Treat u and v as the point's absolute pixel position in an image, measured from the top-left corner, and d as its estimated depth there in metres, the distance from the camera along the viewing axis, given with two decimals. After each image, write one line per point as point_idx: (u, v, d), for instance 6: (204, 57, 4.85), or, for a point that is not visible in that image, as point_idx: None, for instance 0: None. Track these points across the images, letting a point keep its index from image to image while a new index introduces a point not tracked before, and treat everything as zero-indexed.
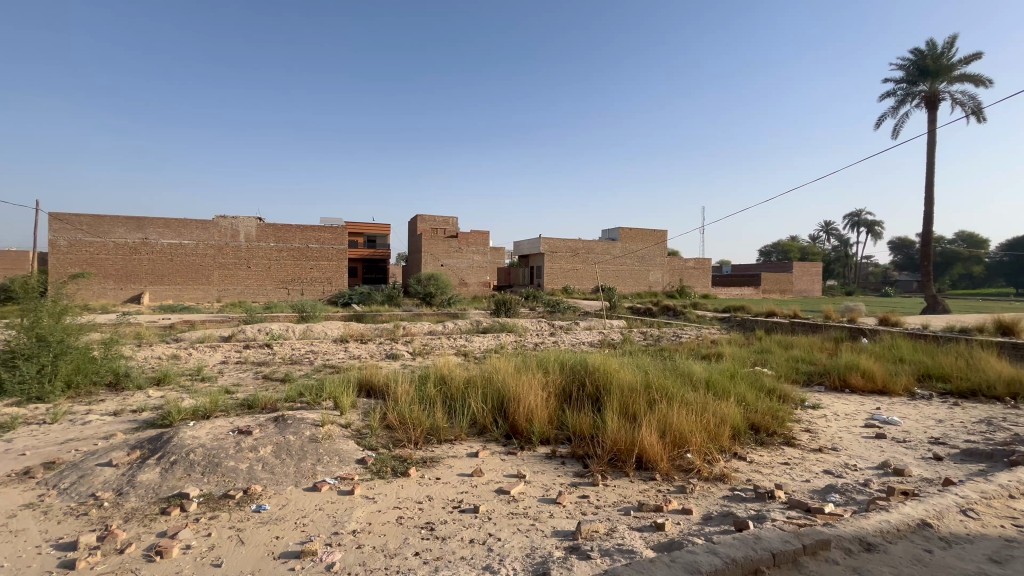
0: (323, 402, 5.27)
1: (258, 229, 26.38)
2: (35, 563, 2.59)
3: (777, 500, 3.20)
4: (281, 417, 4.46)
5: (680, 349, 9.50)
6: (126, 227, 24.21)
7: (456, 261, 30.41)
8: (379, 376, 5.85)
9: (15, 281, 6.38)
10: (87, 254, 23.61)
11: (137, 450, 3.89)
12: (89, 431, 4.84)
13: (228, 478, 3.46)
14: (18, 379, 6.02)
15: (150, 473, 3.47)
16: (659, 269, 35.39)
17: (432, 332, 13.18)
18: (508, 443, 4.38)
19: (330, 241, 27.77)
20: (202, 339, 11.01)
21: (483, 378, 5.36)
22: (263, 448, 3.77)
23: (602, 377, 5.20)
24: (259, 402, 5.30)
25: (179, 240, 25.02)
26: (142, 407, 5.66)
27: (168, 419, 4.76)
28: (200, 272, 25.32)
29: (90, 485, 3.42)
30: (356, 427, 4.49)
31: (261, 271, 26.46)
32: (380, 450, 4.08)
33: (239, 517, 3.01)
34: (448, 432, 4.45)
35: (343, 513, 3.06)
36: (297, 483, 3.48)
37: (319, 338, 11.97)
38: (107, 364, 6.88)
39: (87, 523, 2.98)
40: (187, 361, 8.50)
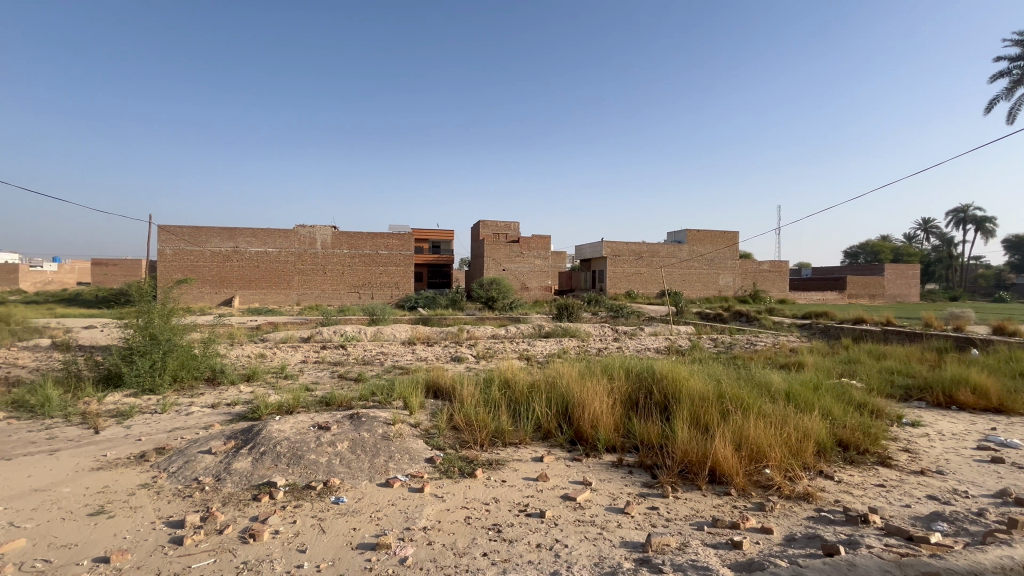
0: (393, 402, 5.50)
1: (333, 237, 28.09)
2: (150, 536, 2.91)
3: (872, 524, 2.92)
4: (356, 415, 4.71)
5: (755, 357, 8.94)
6: (220, 237, 26.68)
7: (518, 265, 30.67)
8: (445, 379, 6.01)
9: (132, 286, 7.25)
10: (188, 262, 26.28)
11: (232, 440, 4.27)
12: (191, 420, 5.38)
13: (309, 470, 3.71)
14: (135, 372, 6.83)
15: (244, 462, 3.81)
16: (729, 273, 33.61)
17: (495, 336, 13.36)
18: (573, 449, 4.34)
19: (397, 247, 28.99)
20: (285, 339, 11.92)
21: (548, 382, 5.36)
22: (340, 444, 4.00)
23: (670, 385, 5.03)
24: (336, 400, 5.64)
25: (265, 248, 27.18)
26: (235, 401, 6.22)
27: (258, 413, 5.20)
28: (282, 278, 27.38)
29: (194, 469, 3.81)
30: (424, 427, 4.64)
31: (336, 276, 28.15)
32: (447, 450, 4.19)
33: (320, 507, 3.22)
34: (512, 435, 4.48)
35: (413, 510, 3.17)
36: (371, 478, 3.66)
37: (389, 340, 12.51)
38: (206, 360, 7.62)
39: (191, 504, 3.31)
40: (273, 360, 9.24)
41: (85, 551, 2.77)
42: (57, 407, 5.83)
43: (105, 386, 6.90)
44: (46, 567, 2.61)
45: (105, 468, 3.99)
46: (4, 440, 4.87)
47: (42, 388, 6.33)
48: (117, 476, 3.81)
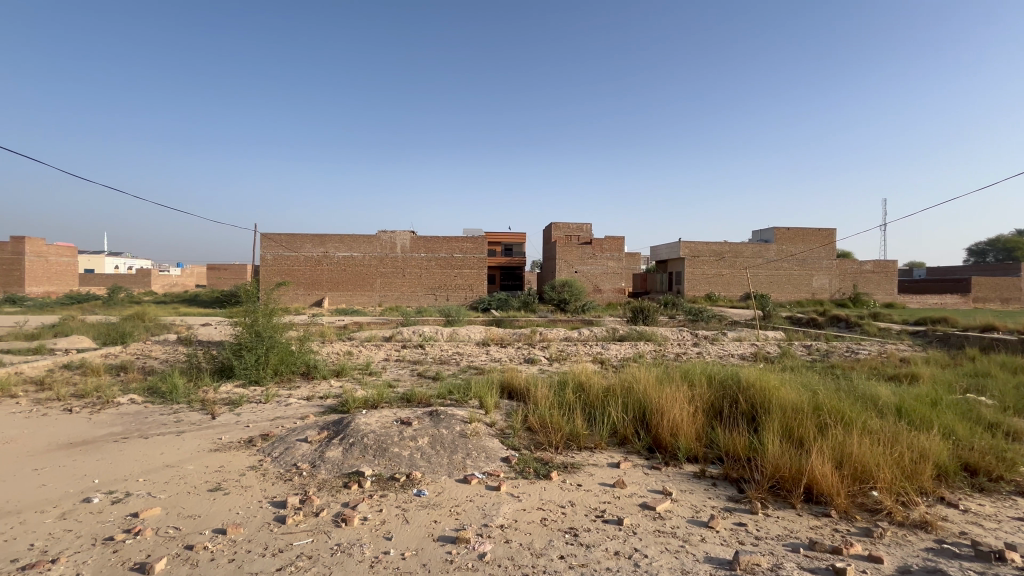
0: (469, 401, 5.65)
1: (412, 241, 29.43)
2: (259, 513, 3.23)
3: (1008, 563, 2.54)
4: (435, 412, 4.90)
5: (858, 368, 8.10)
6: (312, 243, 28.97)
7: (591, 267, 30.24)
8: (520, 380, 6.06)
9: (241, 288, 8.09)
10: (285, 266, 28.83)
11: (325, 430, 4.62)
12: (290, 411, 5.91)
13: (393, 463, 3.92)
14: (244, 365, 7.63)
15: (336, 451, 4.11)
16: (825, 274, 30.79)
17: (568, 338, 13.27)
18: (651, 457, 4.20)
19: (471, 250, 29.76)
20: (370, 338, 12.71)
21: (624, 387, 5.23)
22: (421, 439, 4.18)
23: (758, 394, 4.71)
24: (416, 397, 5.91)
25: (351, 253, 29.13)
26: (326, 395, 6.74)
27: (346, 406, 5.59)
28: (366, 281, 29.19)
29: (293, 455, 4.17)
30: (499, 427, 4.73)
31: (414, 279, 29.50)
32: (522, 451, 4.23)
33: (403, 498, 3.39)
34: (587, 439, 4.43)
35: (491, 508, 3.24)
36: (450, 473, 3.79)
37: (464, 341, 12.88)
38: (302, 356, 8.32)
39: (292, 487, 3.63)
40: (359, 358, 9.90)
41: (206, 522, 3.13)
42: (183, 394, 6.65)
43: (220, 376, 7.77)
44: (176, 533, 2.99)
45: (220, 450, 4.49)
46: (143, 421, 5.65)
47: (171, 376, 7.27)
48: (229, 458, 4.27)
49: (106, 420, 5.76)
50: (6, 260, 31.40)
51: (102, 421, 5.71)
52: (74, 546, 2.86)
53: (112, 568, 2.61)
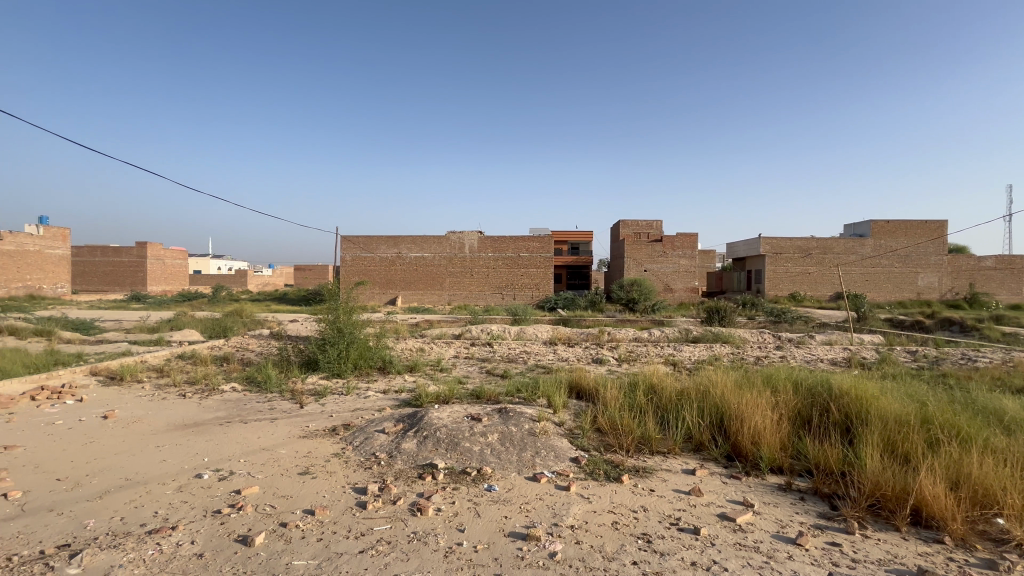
0: (538, 400, 5.66)
1: (480, 241, 30.03)
2: (342, 498, 3.45)
3: None
4: (504, 409, 4.96)
5: (975, 377, 7.14)
6: (387, 245, 30.47)
7: (661, 265, 29.18)
8: (588, 380, 5.98)
9: (324, 287, 8.69)
10: (362, 266, 30.57)
11: (400, 423, 4.84)
12: (368, 403, 6.26)
13: (465, 457, 4.03)
14: (328, 358, 8.20)
15: (411, 443, 4.29)
16: (933, 271, 27.50)
17: (637, 339, 12.89)
18: (730, 465, 3.98)
19: (538, 250, 29.81)
20: (440, 336, 13.14)
21: (699, 390, 4.99)
22: (491, 435, 4.26)
23: (853, 403, 4.30)
24: (485, 394, 6.02)
25: (422, 253, 30.29)
26: (401, 389, 7.06)
27: (420, 401, 5.83)
28: (436, 280, 30.21)
29: (372, 445, 4.41)
30: (568, 427, 4.70)
31: (481, 278, 30.10)
32: (591, 452, 4.18)
33: (475, 492, 3.47)
34: (660, 444, 4.28)
35: (561, 507, 3.24)
36: (519, 471, 3.83)
37: (531, 340, 12.94)
38: (378, 351, 8.78)
39: (371, 475, 3.85)
40: (431, 354, 10.27)
41: (297, 502, 3.39)
42: (275, 384, 7.27)
43: (306, 369, 8.39)
44: (272, 510, 3.28)
45: (308, 437, 4.85)
46: (243, 408, 6.24)
47: (265, 367, 7.98)
48: (316, 445, 4.60)
49: (213, 405, 6.44)
50: (133, 263, 36.01)
51: (209, 406, 6.38)
52: (189, 515, 3.22)
53: (221, 538, 2.92)
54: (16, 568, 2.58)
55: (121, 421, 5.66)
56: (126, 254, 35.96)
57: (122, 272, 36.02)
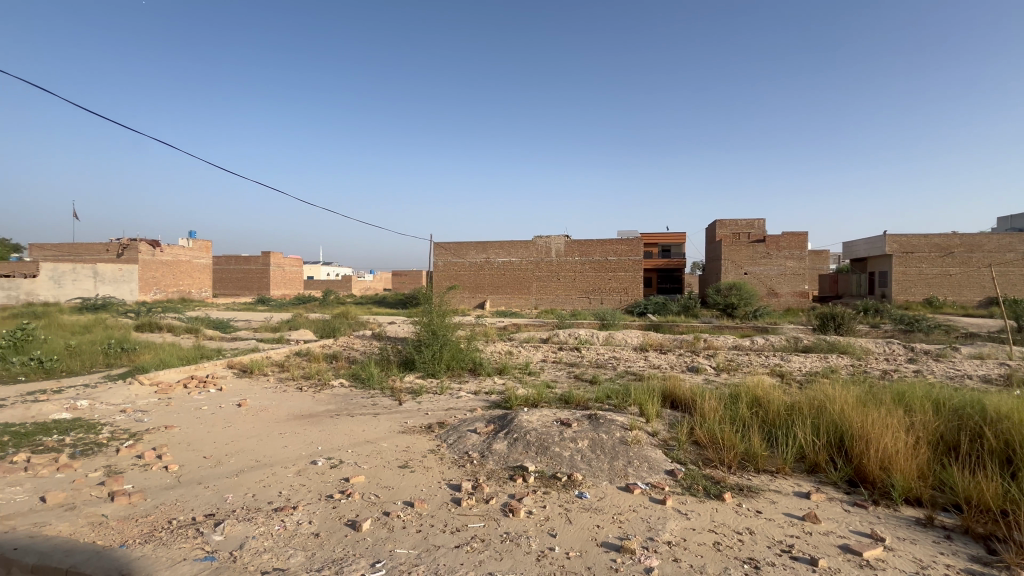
0: (630, 408, 5.48)
1: (567, 245, 29.96)
2: (438, 493, 3.61)
3: None
4: (594, 415, 4.88)
5: None
6: (476, 250, 31.50)
7: (764, 267, 26.91)
8: (684, 389, 5.67)
9: (420, 291, 9.20)
10: (452, 271, 31.91)
11: (491, 424, 4.96)
12: (461, 403, 6.50)
13: (555, 462, 4.02)
14: (423, 359, 8.67)
15: (502, 444, 4.37)
16: None
17: (737, 347, 11.98)
18: (853, 491, 3.54)
19: (627, 253, 29.01)
20: (528, 339, 13.30)
21: (813, 405, 4.52)
22: (581, 442, 4.20)
23: (1016, 429, 3.62)
24: (574, 399, 5.97)
25: (510, 258, 30.90)
26: (491, 391, 7.24)
27: (509, 403, 5.94)
28: (524, 284, 30.61)
29: (465, 444, 4.57)
30: (662, 437, 4.49)
31: (568, 282, 29.95)
32: (689, 465, 3.96)
33: (565, 498, 3.45)
34: (767, 462, 3.94)
35: (656, 521, 3.10)
36: (611, 480, 3.74)
37: (619, 345, 12.60)
38: (469, 353, 9.11)
39: (465, 473, 3.98)
40: (519, 357, 10.41)
41: (399, 494, 3.62)
42: (377, 382, 7.82)
43: (404, 368, 8.94)
44: (376, 499, 3.52)
45: (406, 433, 5.15)
46: (349, 402, 6.81)
47: (369, 366, 8.63)
48: (414, 440, 4.87)
49: (324, 398, 7.09)
50: (259, 270, 40.92)
51: (322, 399, 7.06)
52: (307, 498, 3.57)
53: (333, 521, 3.19)
54: (176, 530, 3.04)
55: (253, 409, 6.45)
56: (254, 262, 40.98)
57: (252, 278, 41.13)
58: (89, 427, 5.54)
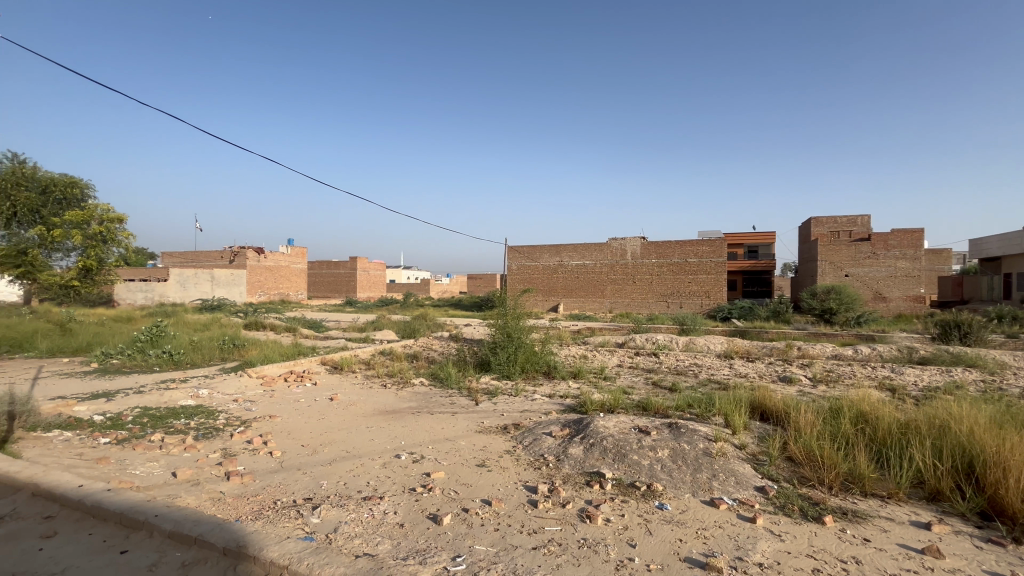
0: (714, 418, 5.18)
1: (643, 247, 29.06)
2: (514, 494, 3.66)
3: None
4: (675, 424, 4.68)
5: None
6: (549, 253, 31.53)
7: (869, 268, 24.25)
8: (776, 401, 5.26)
9: (495, 293, 9.37)
10: (526, 274, 32.21)
11: (567, 428, 4.93)
12: (535, 406, 6.52)
13: (633, 470, 3.91)
14: (499, 361, 8.83)
15: (578, 449, 4.33)
16: None
17: (837, 357, 10.88)
18: (987, 526, 3.08)
19: (708, 254, 27.53)
20: (603, 343, 13.06)
21: (934, 426, 3.98)
22: (661, 451, 4.05)
23: None
24: (652, 407, 5.76)
25: (583, 261, 30.57)
26: (566, 394, 7.20)
27: (584, 408, 5.86)
28: (598, 288, 30.13)
29: (541, 447, 4.58)
30: (750, 451, 4.21)
31: (644, 285, 29.01)
32: (782, 483, 3.66)
33: (645, 508, 3.34)
34: (876, 485, 3.54)
35: (745, 540, 2.91)
36: (694, 493, 3.56)
37: (701, 352, 11.97)
38: (543, 356, 9.13)
39: (541, 475, 3.99)
40: (594, 362, 10.25)
41: (477, 492, 3.71)
42: (454, 382, 8.09)
43: (480, 368, 9.17)
44: (456, 495, 3.64)
45: (483, 432, 5.26)
46: (429, 400, 7.10)
47: (447, 366, 8.94)
48: (491, 440, 4.98)
49: (407, 395, 7.48)
50: (347, 274, 43.99)
51: (404, 396, 7.45)
52: (392, 489, 3.78)
53: (417, 513, 3.35)
54: (280, 510, 3.34)
55: (343, 403, 6.97)
56: (343, 267, 44.11)
57: (341, 282, 44.31)
58: (208, 413, 6.29)
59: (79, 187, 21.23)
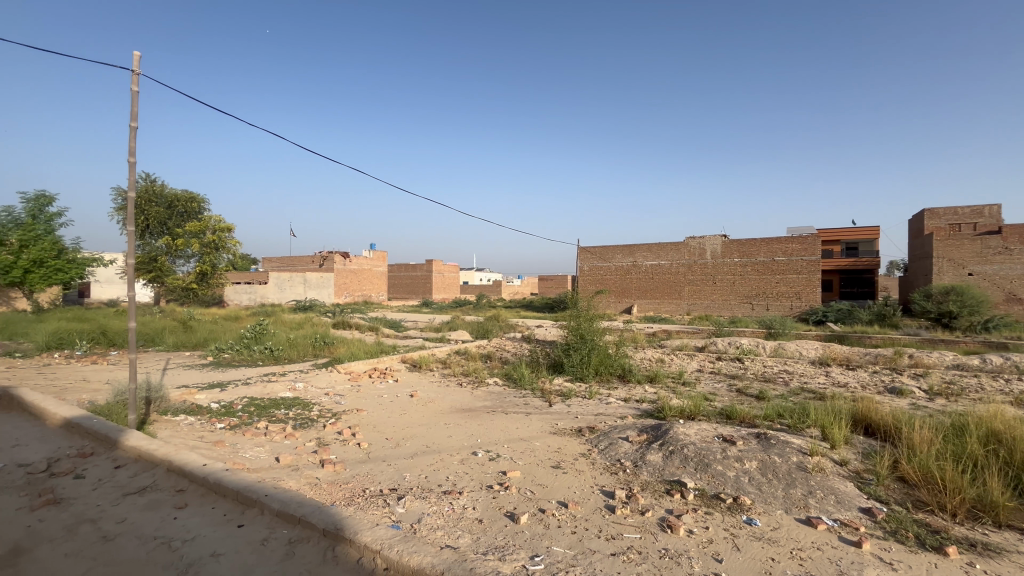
0: (809, 430, 4.78)
1: (724, 246, 27.47)
2: (591, 498, 3.62)
3: None
4: (764, 434, 4.38)
5: None
6: (623, 254, 30.78)
7: (998, 266, 21.09)
8: (883, 414, 4.74)
9: (568, 295, 9.31)
10: (598, 275, 31.72)
11: (644, 433, 4.78)
12: (610, 409, 6.40)
13: (717, 481, 3.71)
14: (573, 363, 8.79)
15: (657, 456, 4.19)
16: None
17: (959, 368, 9.58)
18: None
19: (799, 252, 25.43)
20: (681, 347, 12.53)
21: None
22: (748, 462, 3.81)
23: None
24: (737, 415, 5.43)
25: (659, 261, 29.49)
26: (642, 399, 6.99)
27: (662, 413, 5.66)
28: (674, 288, 28.91)
29: (617, 451, 4.49)
30: (853, 468, 3.83)
31: (725, 286, 27.40)
32: (894, 506, 3.30)
33: (731, 522, 3.16)
34: (1015, 517, 3.07)
35: (849, 566, 2.65)
36: (787, 510, 3.31)
37: (792, 358, 11.10)
38: (618, 359, 8.93)
39: (618, 480, 3.92)
40: (672, 366, 9.86)
41: (553, 493, 3.72)
42: (528, 383, 8.15)
43: (554, 370, 9.17)
44: (532, 495, 3.67)
45: (558, 434, 5.27)
46: (504, 400, 7.22)
47: (520, 367, 9.03)
48: (565, 442, 4.97)
49: (482, 395, 7.65)
50: (424, 276, 45.91)
51: (480, 395, 7.64)
52: (470, 485, 3.90)
53: (495, 510, 3.43)
54: (369, 499, 3.57)
55: (422, 400, 7.28)
56: (420, 269, 46.09)
57: (418, 283, 46.32)
58: (304, 405, 6.87)
59: (197, 201, 23.72)
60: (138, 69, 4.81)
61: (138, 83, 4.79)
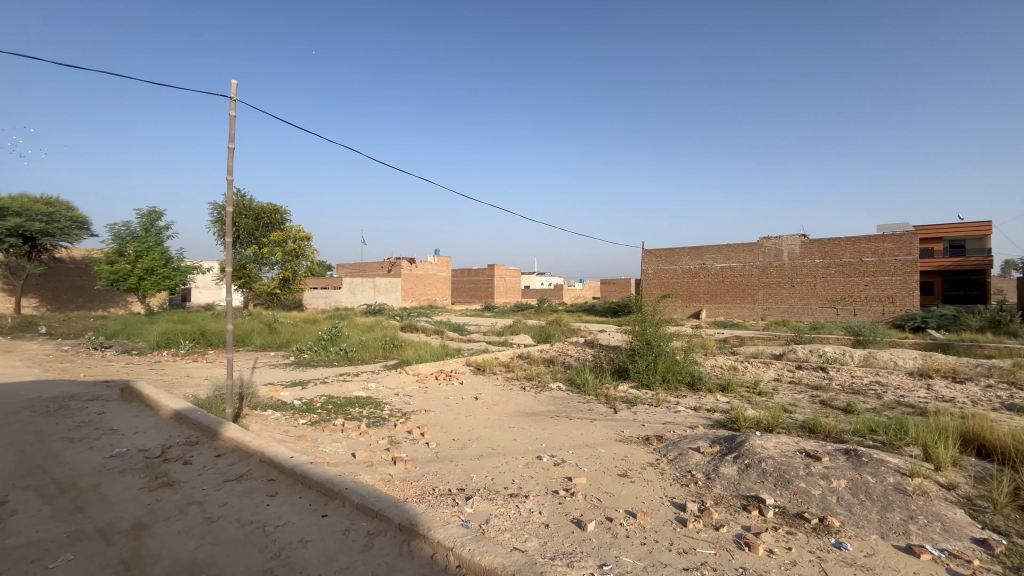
0: (908, 448, 4.33)
1: (803, 246, 25.59)
2: (661, 509, 3.51)
3: None
4: (853, 451, 4.03)
5: None
6: (690, 256, 29.57)
7: None
8: (999, 434, 4.21)
9: (633, 300, 9.10)
10: (664, 279, 30.71)
11: (717, 444, 4.57)
12: (679, 418, 6.16)
13: (800, 498, 3.46)
14: (638, 369, 8.56)
15: (731, 469, 3.98)
16: None
17: None
18: None
19: (892, 252, 23.13)
20: (756, 354, 11.80)
21: None
22: (837, 481, 3.53)
23: None
24: (822, 429, 5.04)
25: (729, 263, 28.02)
26: (714, 408, 6.66)
27: (736, 424, 5.36)
28: (747, 292, 27.33)
29: (687, 462, 4.33)
30: (964, 493, 3.43)
31: (805, 289, 25.51)
32: (1015, 539, 2.92)
33: (817, 544, 2.94)
34: None
35: None
36: (883, 535, 3.02)
37: (885, 368, 10.11)
38: (686, 366, 8.57)
39: (689, 492, 3.77)
40: (746, 374, 9.32)
41: (621, 502, 3.65)
42: (591, 389, 8.05)
43: (618, 376, 8.98)
44: (599, 503, 3.63)
45: (624, 442, 5.16)
46: (568, 406, 7.18)
47: (584, 372, 8.93)
48: (632, 450, 4.85)
49: (545, 399, 7.64)
50: (487, 280, 46.69)
51: (543, 400, 7.64)
52: (536, 489, 3.92)
53: (561, 515, 3.42)
54: (438, 497, 3.70)
55: (486, 403, 7.41)
56: (483, 274, 46.93)
57: (481, 288, 47.17)
58: (376, 404, 7.23)
59: (280, 213, 25.72)
60: (235, 96, 5.32)
61: (234, 109, 5.30)
